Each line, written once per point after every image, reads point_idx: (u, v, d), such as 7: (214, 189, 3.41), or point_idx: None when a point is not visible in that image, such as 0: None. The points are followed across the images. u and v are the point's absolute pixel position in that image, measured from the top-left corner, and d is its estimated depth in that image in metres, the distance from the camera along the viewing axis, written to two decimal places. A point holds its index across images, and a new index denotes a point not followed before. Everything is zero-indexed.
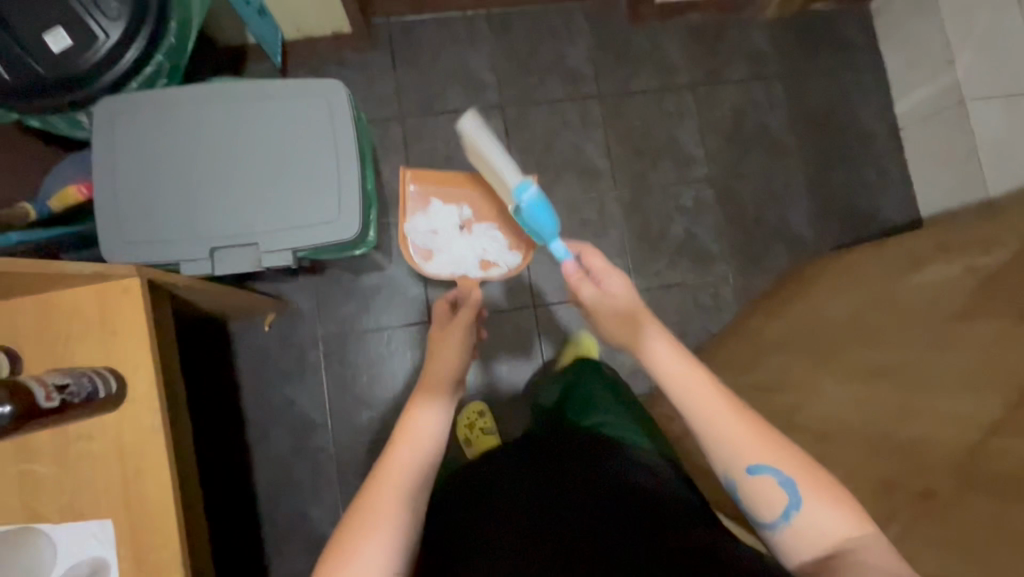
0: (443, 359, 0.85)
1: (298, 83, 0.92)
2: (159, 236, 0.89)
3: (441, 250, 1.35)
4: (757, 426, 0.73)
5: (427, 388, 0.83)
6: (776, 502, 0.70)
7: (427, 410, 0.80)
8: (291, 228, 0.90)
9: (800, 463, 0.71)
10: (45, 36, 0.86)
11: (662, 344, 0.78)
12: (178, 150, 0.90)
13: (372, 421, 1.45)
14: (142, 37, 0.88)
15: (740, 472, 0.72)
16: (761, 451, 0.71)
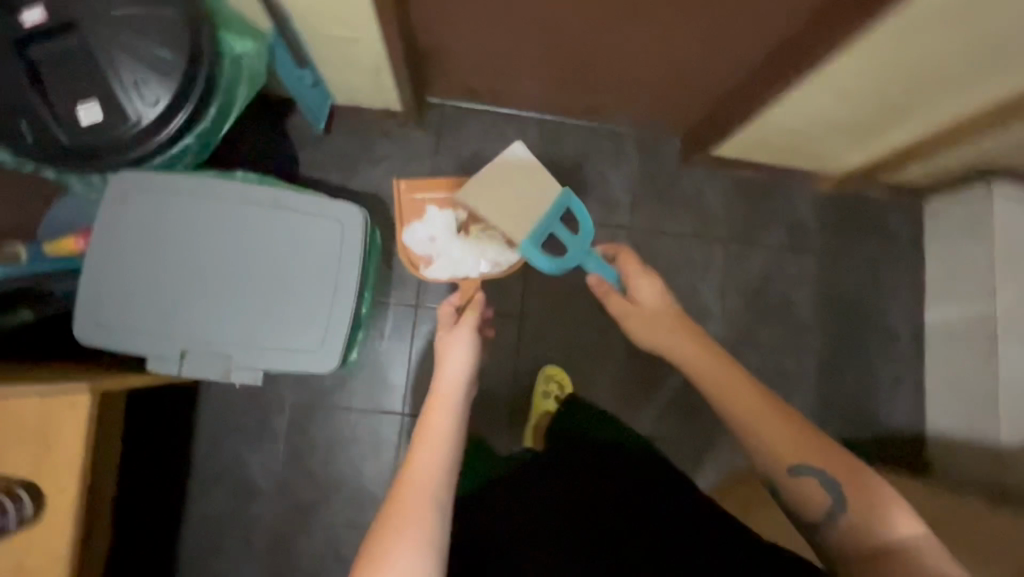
0: (455, 353, 0.97)
1: (318, 201, 0.91)
2: (135, 324, 0.86)
3: (445, 255, 1.38)
4: (784, 421, 0.78)
5: (442, 397, 0.88)
6: (815, 498, 0.74)
7: (451, 363, 0.94)
8: (271, 348, 0.88)
9: (827, 458, 0.75)
10: (78, 107, 0.84)
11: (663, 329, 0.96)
12: (180, 239, 0.88)
13: (315, 503, 1.40)
14: (175, 125, 0.87)
15: (778, 463, 0.77)
16: (787, 437, 0.77)
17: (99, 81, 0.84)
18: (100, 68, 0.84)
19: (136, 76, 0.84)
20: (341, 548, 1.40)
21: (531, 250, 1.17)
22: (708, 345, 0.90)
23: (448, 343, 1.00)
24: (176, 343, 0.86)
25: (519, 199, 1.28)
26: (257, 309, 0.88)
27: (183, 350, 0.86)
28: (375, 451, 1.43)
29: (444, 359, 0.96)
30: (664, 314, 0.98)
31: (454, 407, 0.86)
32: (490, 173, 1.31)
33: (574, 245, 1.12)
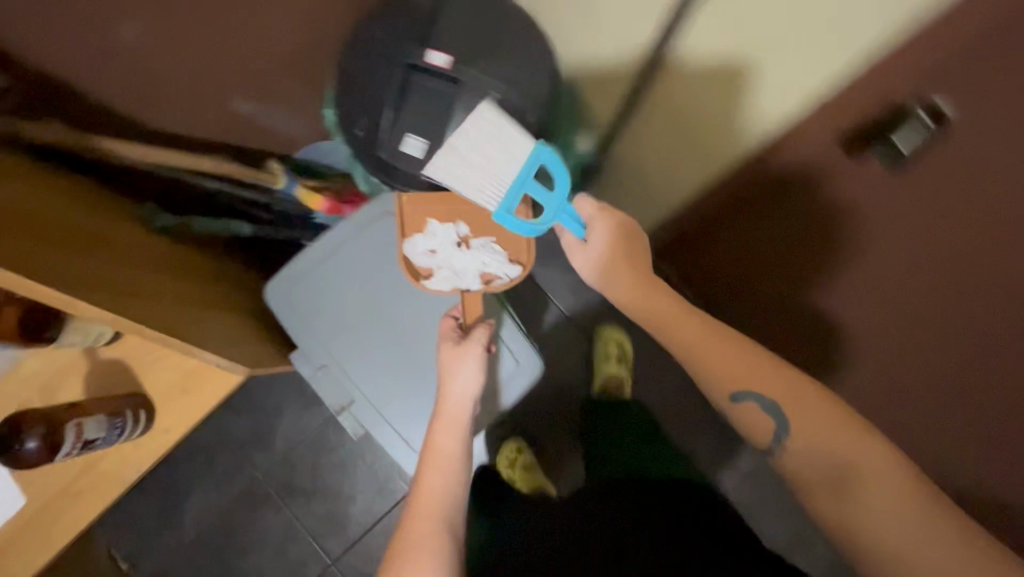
0: (456, 370, 0.81)
1: (514, 336, 0.90)
2: (310, 318, 0.91)
3: (454, 267, 0.87)
4: (700, 336, 0.73)
5: (447, 414, 0.79)
6: (760, 424, 0.69)
7: (452, 368, 0.81)
8: (385, 421, 0.90)
9: (724, 360, 0.71)
10: (409, 135, 0.92)
11: (611, 279, 0.81)
12: (392, 280, 0.92)
13: (299, 491, 1.42)
14: None
15: (724, 394, 0.71)
16: (694, 334, 0.73)
17: (439, 132, 0.91)
18: (448, 123, 0.92)
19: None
20: (287, 543, 1.41)
21: (509, 221, 0.80)
22: (672, 297, 0.77)
23: (451, 361, 0.82)
24: (324, 357, 0.90)
25: (491, 152, 0.84)
26: (400, 379, 0.90)
27: (323, 364, 0.91)
28: (375, 491, 1.43)
29: (450, 375, 0.81)
30: (616, 267, 0.80)
31: (461, 428, 0.78)
32: (470, 126, 0.85)
33: (554, 197, 0.80)
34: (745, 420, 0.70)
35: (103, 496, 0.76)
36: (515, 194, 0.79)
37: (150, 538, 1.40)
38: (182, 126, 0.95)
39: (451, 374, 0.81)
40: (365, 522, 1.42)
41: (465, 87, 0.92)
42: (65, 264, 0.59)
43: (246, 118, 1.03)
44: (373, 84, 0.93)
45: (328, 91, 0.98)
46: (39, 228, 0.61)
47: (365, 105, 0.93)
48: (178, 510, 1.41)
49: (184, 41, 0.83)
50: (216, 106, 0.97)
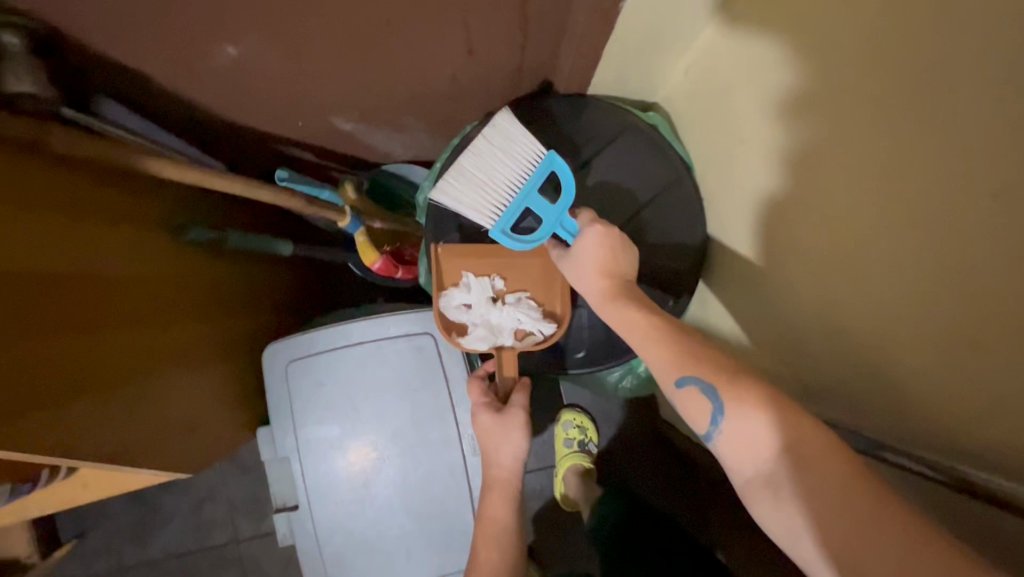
0: (488, 439, 0.70)
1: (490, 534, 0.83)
2: (301, 405, 0.81)
3: (493, 326, 0.73)
4: (652, 334, 0.55)
5: (498, 485, 0.72)
6: (702, 419, 0.51)
7: (501, 437, 0.70)
8: (317, 547, 0.82)
9: (649, 331, 0.55)
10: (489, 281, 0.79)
11: (581, 280, 0.62)
12: (403, 414, 0.81)
13: (240, 463, 1.39)
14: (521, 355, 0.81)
15: (666, 382, 0.54)
16: (646, 333, 0.56)
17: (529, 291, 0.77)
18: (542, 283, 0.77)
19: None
20: (207, 500, 1.39)
21: (507, 241, 0.64)
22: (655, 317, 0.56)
23: (491, 430, 0.70)
24: (290, 453, 0.81)
25: (505, 169, 0.66)
26: (354, 515, 0.82)
27: (285, 458, 0.82)
28: None
29: (494, 446, 0.70)
30: (592, 272, 0.61)
31: (511, 488, 0.72)
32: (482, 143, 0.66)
33: (553, 207, 0.64)
34: (686, 409, 0.52)
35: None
36: (518, 209, 0.64)
37: None
38: (270, 125, 0.80)
39: (496, 446, 0.70)
40: None
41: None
42: (23, 384, 0.48)
43: (345, 134, 0.88)
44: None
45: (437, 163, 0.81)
46: (23, 312, 0.49)
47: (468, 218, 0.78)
48: None
49: (313, 67, 0.67)
50: (318, 118, 0.82)
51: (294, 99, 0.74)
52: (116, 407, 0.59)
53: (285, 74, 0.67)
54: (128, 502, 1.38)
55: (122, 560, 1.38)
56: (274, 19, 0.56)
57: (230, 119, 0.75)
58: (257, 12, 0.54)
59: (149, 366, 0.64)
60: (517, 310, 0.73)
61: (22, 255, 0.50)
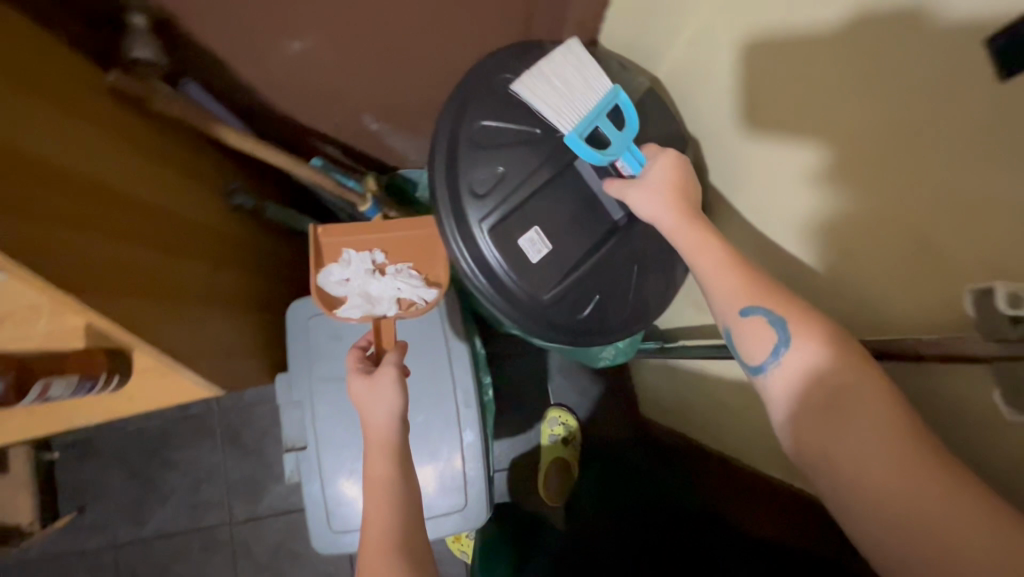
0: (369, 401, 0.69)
1: (479, 483, 0.91)
2: (317, 352, 0.91)
3: (370, 296, 0.85)
4: (726, 263, 0.62)
5: (377, 445, 0.68)
6: (760, 351, 0.58)
7: (372, 390, 0.69)
8: (322, 485, 0.90)
9: (722, 260, 0.62)
10: (520, 238, 0.78)
11: (652, 203, 0.68)
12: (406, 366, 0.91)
13: (237, 450, 1.45)
14: (562, 309, 0.80)
15: (731, 310, 0.60)
16: (716, 261, 0.62)
17: (569, 245, 0.79)
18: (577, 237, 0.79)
19: (598, 288, 0.81)
20: (201, 486, 1.44)
21: (580, 148, 0.69)
22: (713, 231, 0.64)
23: (364, 390, 0.69)
24: (303, 397, 0.91)
25: (581, 86, 0.71)
26: (356, 456, 0.90)
27: (298, 402, 0.91)
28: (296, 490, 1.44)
29: (365, 408, 0.69)
30: (666, 197, 0.67)
31: (395, 450, 0.68)
32: (561, 60, 0.72)
33: (621, 134, 0.71)
34: (747, 337, 0.59)
35: (33, 433, 0.74)
36: (593, 123, 0.69)
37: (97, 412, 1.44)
38: (313, 118, 0.95)
39: (366, 408, 0.68)
40: (276, 507, 1.44)
41: (624, 231, 0.80)
42: (126, 274, 0.62)
43: (372, 132, 1.04)
44: (528, 139, 0.78)
45: (452, 100, 0.80)
46: (115, 217, 0.62)
47: (517, 171, 0.78)
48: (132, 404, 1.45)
49: (354, 62, 0.83)
50: (349, 114, 0.97)
51: (336, 93, 0.90)
52: (180, 318, 0.71)
53: (330, 68, 0.83)
54: (129, 479, 1.44)
55: (118, 536, 1.42)
56: (329, 14, 0.72)
57: (280, 107, 0.90)
58: (328, 11, 0.71)
59: (204, 297, 0.77)
60: (396, 280, 0.86)
61: (118, 178, 0.64)
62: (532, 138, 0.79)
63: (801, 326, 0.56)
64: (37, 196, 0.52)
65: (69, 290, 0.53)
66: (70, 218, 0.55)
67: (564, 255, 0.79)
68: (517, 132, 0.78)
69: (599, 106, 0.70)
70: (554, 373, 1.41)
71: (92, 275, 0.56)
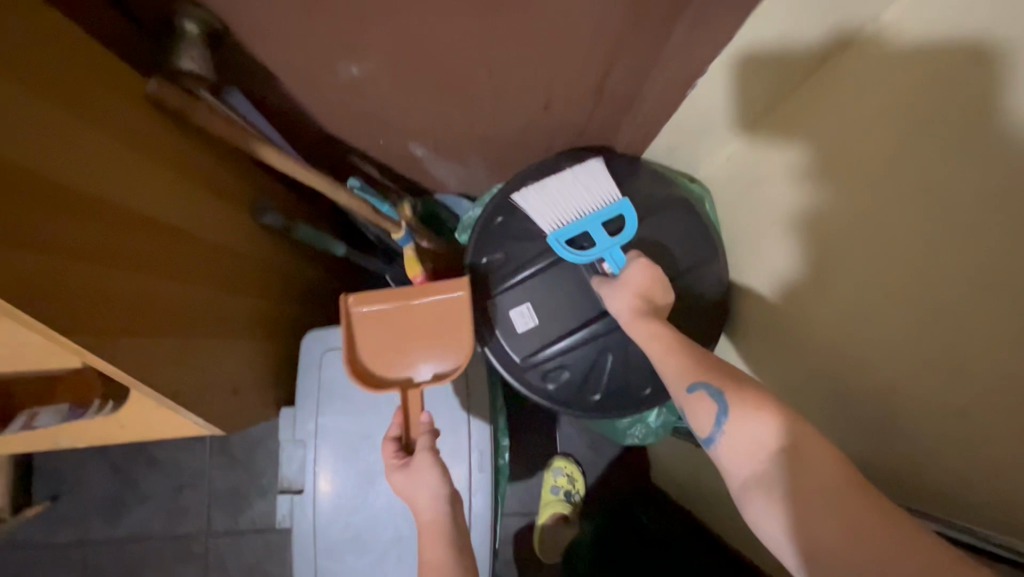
0: (418, 486, 0.65)
1: (487, 554, 0.84)
2: (328, 391, 0.85)
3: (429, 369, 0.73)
4: (673, 351, 0.67)
5: (430, 528, 0.65)
6: (707, 422, 0.61)
7: (415, 477, 0.66)
8: (314, 534, 0.83)
9: (671, 349, 0.68)
10: (512, 316, 0.83)
11: (617, 297, 0.75)
12: None
13: (224, 454, 1.39)
14: (535, 381, 0.83)
15: (680, 388, 0.65)
16: (668, 351, 0.68)
17: (552, 326, 0.82)
18: (561, 317, 0.82)
19: (571, 368, 0.82)
20: (183, 485, 1.38)
21: (559, 250, 0.80)
22: (666, 327, 0.71)
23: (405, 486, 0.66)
24: (307, 437, 0.84)
25: (577, 199, 0.81)
26: (356, 509, 0.83)
27: (300, 441, 0.85)
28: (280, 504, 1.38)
29: (412, 497, 0.66)
30: (630, 296, 0.74)
31: (446, 524, 0.65)
32: (566, 177, 0.83)
33: (609, 239, 0.78)
34: (694, 413, 0.62)
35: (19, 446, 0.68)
36: (576, 229, 0.79)
37: None
38: (356, 139, 0.90)
39: (419, 502, 0.65)
40: (255, 523, 1.37)
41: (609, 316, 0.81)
42: (132, 306, 0.55)
43: (414, 157, 0.98)
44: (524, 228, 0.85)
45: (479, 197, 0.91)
46: (116, 240, 0.54)
47: (512, 250, 0.85)
48: None
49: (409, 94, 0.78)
50: (397, 139, 0.91)
51: (386, 118, 0.84)
52: (182, 349, 0.63)
53: (380, 94, 0.77)
54: (109, 468, 1.37)
55: (88, 531, 1.36)
56: (397, 45, 0.66)
57: (325, 125, 0.85)
58: (397, 40, 0.65)
59: (213, 324, 0.70)
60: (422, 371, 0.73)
61: (131, 192, 0.57)
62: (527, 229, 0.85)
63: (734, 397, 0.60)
64: (28, 224, 0.44)
65: (65, 328, 0.47)
66: (76, 245, 0.49)
67: (543, 334, 0.82)
68: (517, 223, 0.86)
69: (590, 215, 0.80)
70: (564, 423, 1.35)
71: (91, 314, 0.50)
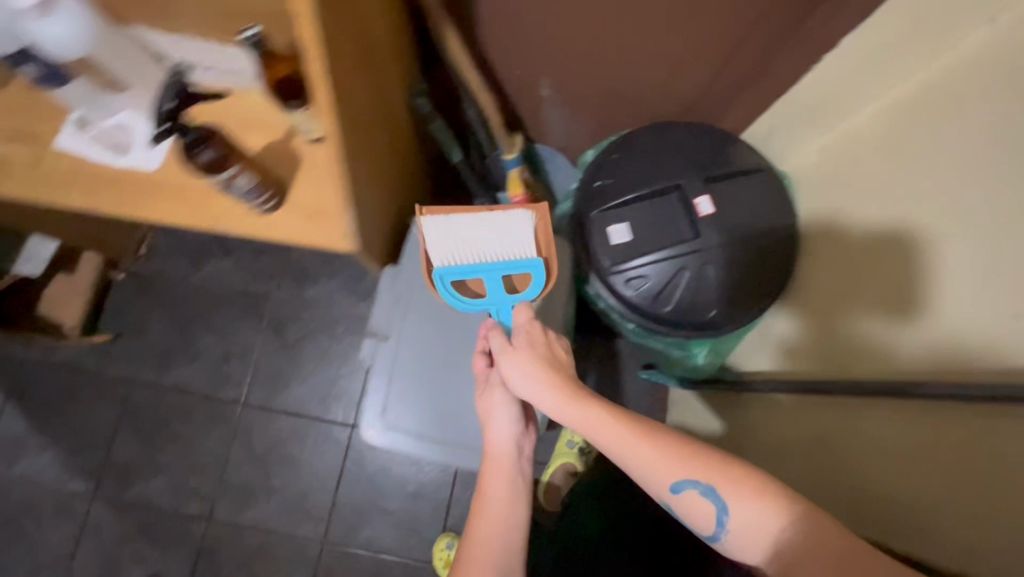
0: (496, 418, 0.85)
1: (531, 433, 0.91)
2: None
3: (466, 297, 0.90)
4: (630, 440, 0.70)
5: (496, 460, 0.83)
6: (708, 519, 0.67)
7: (496, 409, 0.85)
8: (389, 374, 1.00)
9: (627, 438, 0.70)
10: (611, 228, 0.93)
11: (531, 384, 0.77)
12: None
13: (280, 339, 1.50)
14: (619, 285, 0.92)
15: (663, 483, 0.69)
16: (630, 443, 0.70)
17: (644, 243, 0.91)
18: (654, 238, 0.91)
19: (653, 281, 0.90)
20: (233, 356, 1.48)
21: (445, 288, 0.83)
22: (613, 411, 0.72)
23: (487, 412, 0.86)
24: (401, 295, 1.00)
25: (483, 250, 0.85)
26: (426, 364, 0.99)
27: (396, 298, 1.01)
28: (317, 395, 1.48)
29: (490, 428, 0.85)
30: (542, 374, 0.77)
31: (509, 463, 0.83)
32: (479, 221, 0.86)
33: (501, 296, 0.85)
34: (688, 509, 0.68)
35: (196, 221, 0.80)
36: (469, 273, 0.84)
37: (170, 256, 1.50)
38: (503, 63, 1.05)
39: (492, 434, 0.85)
40: (290, 404, 1.47)
41: (702, 242, 0.88)
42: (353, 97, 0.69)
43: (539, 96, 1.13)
44: (637, 162, 0.95)
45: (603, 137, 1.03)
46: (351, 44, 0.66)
47: (622, 178, 0.95)
48: (205, 259, 1.51)
49: None
50: (534, 73, 1.07)
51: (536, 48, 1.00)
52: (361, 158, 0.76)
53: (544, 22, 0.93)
54: (173, 323, 1.48)
55: (137, 374, 1.45)
56: None
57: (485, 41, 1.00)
58: None
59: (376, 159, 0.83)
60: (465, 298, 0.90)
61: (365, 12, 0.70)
62: (640, 163, 0.95)
63: (729, 492, 0.66)
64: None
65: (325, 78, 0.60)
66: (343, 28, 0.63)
67: (636, 247, 0.91)
68: (632, 157, 0.96)
69: (486, 265, 0.84)
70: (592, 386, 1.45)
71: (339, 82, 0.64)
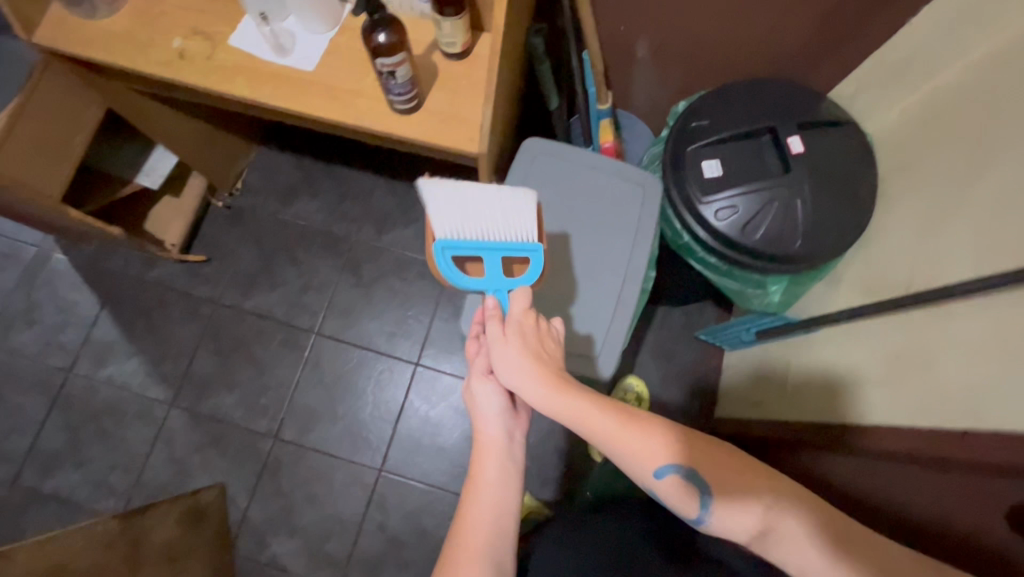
0: (481, 407, 0.73)
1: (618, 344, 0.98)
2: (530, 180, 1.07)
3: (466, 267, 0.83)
4: (623, 431, 0.67)
5: (486, 451, 0.72)
6: (692, 505, 0.66)
7: (481, 399, 0.74)
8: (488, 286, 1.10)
9: (619, 430, 0.67)
10: (704, 163, 1.01)
11: (518, 376, 0.69)
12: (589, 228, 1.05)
13: (353, 278, 1.58)
14: (709, 215, 0.99)
15: (649, 471, 0.67)
16: (618, 432, 0.67)
17: (735, 177, 0.99)
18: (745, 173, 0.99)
19: (741, 211, 0.98)
20: (310, 288, 1.57)
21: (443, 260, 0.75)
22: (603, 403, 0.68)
23: (474, 400, 0.74)
24: None
25: (490, 225, 0.78)
26: None
27: None
28: (383, 333, 1.55)
29: (478, 416, 0.74)
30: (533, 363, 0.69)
31: (502, 450, 0.72)
32: (489, 192, 0.79)
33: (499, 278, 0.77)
34: (671, 496, 0.67)
35: (342, 116, 0.90)
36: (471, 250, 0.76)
37: (262, 192, 1.61)
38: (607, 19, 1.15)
39: (478, 427, 0.74)
40: (358, 339, 1.55)
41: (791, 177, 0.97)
42: None
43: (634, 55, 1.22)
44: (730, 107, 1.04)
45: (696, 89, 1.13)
46: None
47: (715, 121, 1.03)
48: (293, 197, 1.62)
49: None
50: (634, 31, 1.16)
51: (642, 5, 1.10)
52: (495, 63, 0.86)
53: None
54: (258, 252, 1.58)
55: (221, 296, 1.55)
56: None
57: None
58: None
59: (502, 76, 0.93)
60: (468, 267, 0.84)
61: None
62: (733, 108, 1.03)
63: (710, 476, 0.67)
64: None
65: None
66: None
67: (727, 181, 0.99)
68: (725, 103, 1.04)
69: (494, 242, 0.77)
70: (649, 346, 1.50)
71: None
